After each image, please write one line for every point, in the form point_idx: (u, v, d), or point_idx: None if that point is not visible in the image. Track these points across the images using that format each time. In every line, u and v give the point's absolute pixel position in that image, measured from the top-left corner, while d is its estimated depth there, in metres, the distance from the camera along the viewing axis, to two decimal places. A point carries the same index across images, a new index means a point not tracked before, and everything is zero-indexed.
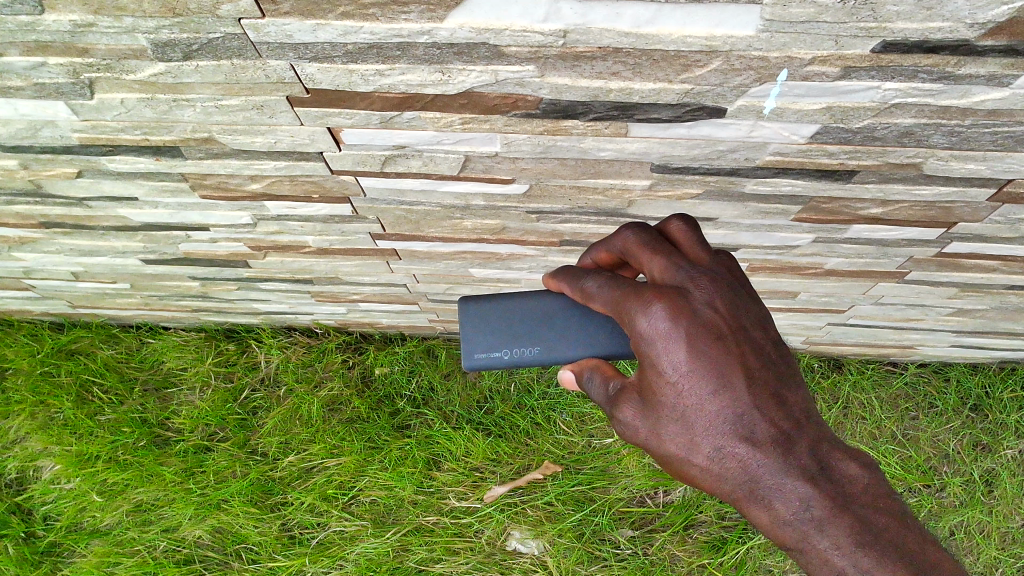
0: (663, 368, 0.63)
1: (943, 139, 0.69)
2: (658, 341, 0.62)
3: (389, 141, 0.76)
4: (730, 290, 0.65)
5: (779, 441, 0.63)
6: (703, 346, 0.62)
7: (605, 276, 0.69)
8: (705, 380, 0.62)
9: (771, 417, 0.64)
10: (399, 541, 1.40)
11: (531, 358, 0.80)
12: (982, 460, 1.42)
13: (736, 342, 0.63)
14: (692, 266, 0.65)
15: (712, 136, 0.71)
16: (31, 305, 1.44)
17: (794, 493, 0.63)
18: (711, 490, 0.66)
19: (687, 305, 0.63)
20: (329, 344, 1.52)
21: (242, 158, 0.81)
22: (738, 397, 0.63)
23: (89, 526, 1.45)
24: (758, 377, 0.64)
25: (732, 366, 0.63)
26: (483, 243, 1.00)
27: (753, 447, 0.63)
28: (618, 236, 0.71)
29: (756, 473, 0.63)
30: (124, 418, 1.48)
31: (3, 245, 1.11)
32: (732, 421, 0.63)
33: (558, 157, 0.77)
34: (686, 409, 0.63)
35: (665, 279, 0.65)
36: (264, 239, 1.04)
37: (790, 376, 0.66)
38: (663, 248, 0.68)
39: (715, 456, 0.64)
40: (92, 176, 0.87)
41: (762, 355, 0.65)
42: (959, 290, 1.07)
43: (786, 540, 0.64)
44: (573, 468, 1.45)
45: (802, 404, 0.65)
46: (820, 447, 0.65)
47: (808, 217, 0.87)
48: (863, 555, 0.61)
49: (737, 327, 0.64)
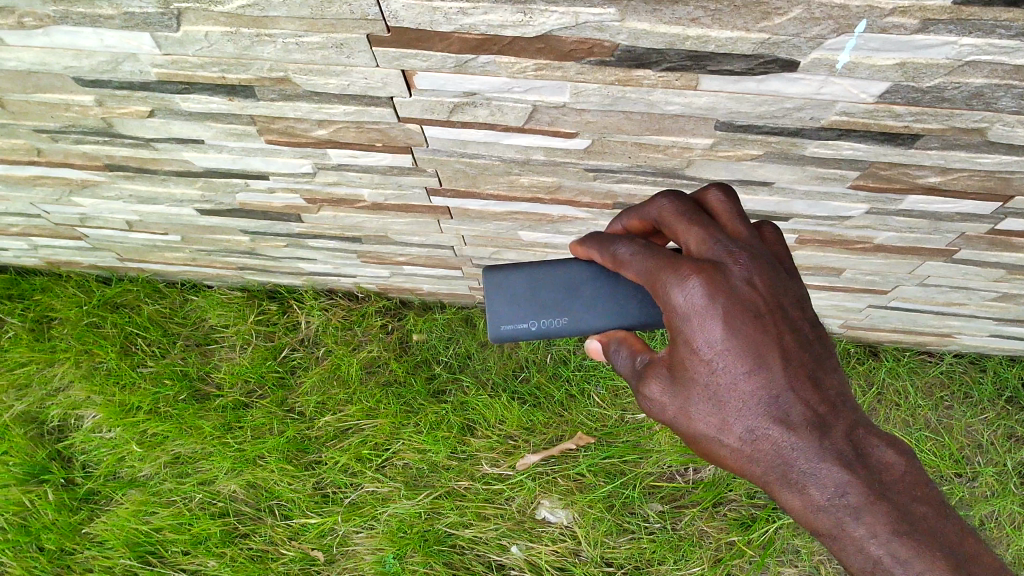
0: (698, 345, 0.63)
1: (1012, 103, 0.70)
2: (694, 318, 0.62)
3: (460, 87, 0.77)
4: (769, 268, 0.65)
5: (814, 424, 0.64)
6: (740, 324, 0.62)
7: (638, 244, 0.67)
8: (741, 359, 0.63)
9: (806, 400, 0.64)
10: (431, 504, 1.42)
11: (561, 329, 0.79)
12: (1015, 451, 1.42)
13: (773, 323, 0.64)
14: (731, 241, 0.64)
15: (781, 92, 0.72)
16: (81, 256, 1.48)
17: (829, 479, 0.63)
18: (740, 472, 0.66)
19: (725, 281, 0.62)
20: (370, 308, 1.55)
21: (313, 101, 0.83)
22: (773, 378, 0.63)
23: (127, 475, 1.47)
24: (794, 359, 0.64)
25: (768, 347, 0.63)
26: (536, 203, 1.02)
27: (788, 429, 0.63)
28: (653, 204, 0.69)
29: (790, 456, 0.64)
30: (166, 371, 1.51)
31: (64, 188, 1.13)
32: (766, 403, 0.63)
33: (624, 110, 0.78)
34: (720, 388, 0.63)
35: (702, 253, 0.64)
36: (320, 191, 1.06)
37: (824, 360, 0.66)
38: (700, 219, 0.66)
39: (747, 437, 0.64)
40: (163, 116, 0.89)
41: (798, 337, 0.65)
42: (1007, 273, 1.07)
43: (819, 526, 0.64)
44: (606, 441, 1.46)
45: (835, 388, 0.66)
46: (854, 433, 0.65)
47: (865, 184, 0.87)
48: (899, 543, 0.62)
49: (775, 307, 0.64)
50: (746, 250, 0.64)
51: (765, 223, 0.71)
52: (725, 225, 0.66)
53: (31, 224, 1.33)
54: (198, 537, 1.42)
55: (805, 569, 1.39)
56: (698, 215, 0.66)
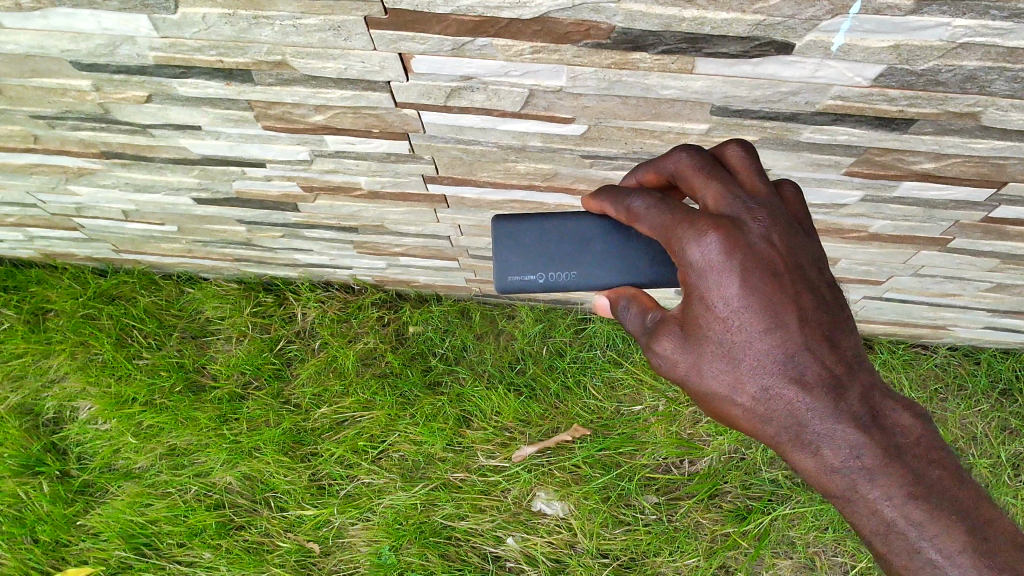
0: (713, 302, 0.63)
1: (1006, 86, 0.70)
2: (711, 274, 0.63)
3: (457, 70, 0.77)
4: (787, 226, 0.65)
5: (830, 385, 0.65)
6: (757, 281, 0.63)
7: (654, 198, 0.67)
8: (757, 317, 0.63)
9: (822, 360, 0.65)
10: (427, 495, 1.42)
11: (569, 282, 0.80)
12: (1010, 443, 1.42)
13: (790, 282, 0.64)
14: (749, 198, 0.64)
15: (776, 76, 0.72)
16: (76, 248, 1.48)
17: (844, 440, 0.65)
18: (753, 432, 0.68)
19: (744, 238, 0.63)
20: (366, 300, 1.55)
21: (310, 85, 0.83)
22: (789, 338, 0.64)
23: (123, 467, 1.47)
24: (812, 320, 0.65)
25: (785, 305, 0.64)
26: (533, 190, 1.02)
27: (803, 390, 0.65)
28: (671, 157, 0.68)
29: (804, 417, 0.65)
30: (162, 362, 1.51)
31: (61, 176, 1.13)
32: (782, 362, 0.64)
33: (620, 94, 0.78)
34: (735, 347, 0.64)
35: (721, 209, 0.64)
36: (317, 179, 1.06)
37: (841, 321, 0.67)
38: (719, 174, 0.66)
39: (761, 395, 0.65)
40: (161, 102, 0.89)
41: (815, 297, 0.65)
42: (1001, 262, 1.08)
43: (833, 487, 0.66)
44: (601, 433, 1.46)
45: (852, 350, 0.66)
46: (869, 394, 0.66)
47: (860, 170, 0.88)
48: (914, 506, 0.63)
49: (793, 266, 0.65)
50: (764, 207, 0.64)
51: (785, 182, 0.71)
52: (743, 181, 0.66)
53: (26, 215, 1.33)
54: (194, 529, 1.42)
55: (800, 561, 1.39)
56: (716, 171, 0.65)
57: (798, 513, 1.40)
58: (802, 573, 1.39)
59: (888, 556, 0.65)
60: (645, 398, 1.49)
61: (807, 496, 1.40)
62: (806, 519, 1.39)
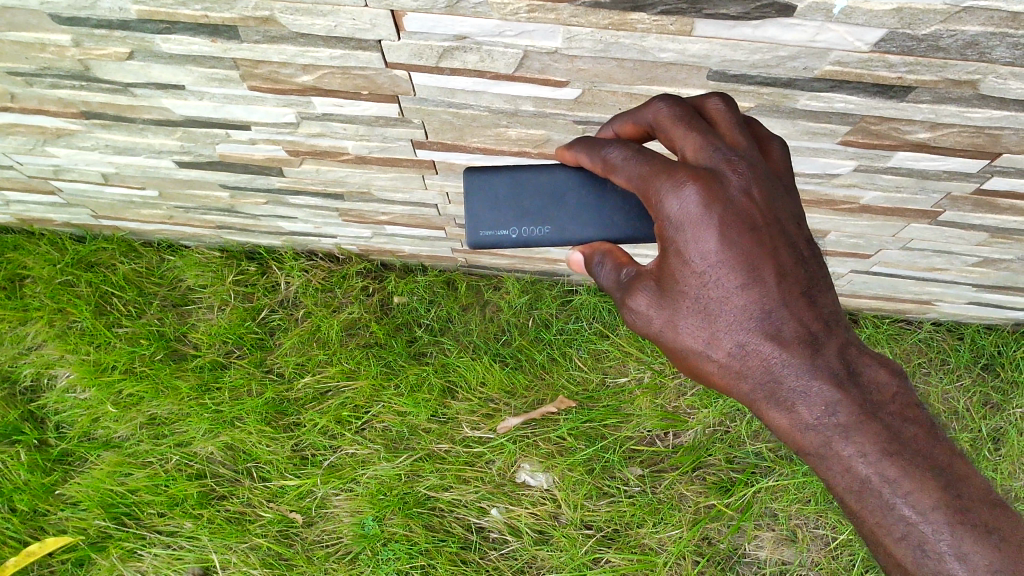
0: (690, 256, 0.63)
1: (1006, 53, 0.69)
2: (689, 227, 0.62)
3: (451, 29, 0.76)
4: (767, 181, 0.64)
5: (806, 342, 0.65)
6: (735, 236, 0.63)
7: (631, 148, 0.66)
8: (734, 272, 0.63)
9: (799, 317, 0.65)
10: (411, 467, 1.42)
11: (543, 238, 0.79)
12: (990, 418, 1.43)
13: (769, 237, 0.64)
14: (728, 149, 0.63)
15: (775, 39, 0.71)
16: (54, 213, 1.45)
17: (819, 397, 0.65)
18: (729, 390, 0.68)
19: (722, 190, 0.62)
20: (351, 269, 1.53)
21: (299, 44, 0.81)
22: (766, 294, 0.64)
23: (102, 436, 1.46)
24: (789, 276, 0.65)
25: (763, 261, 0.64)
26: (523, 157, 1.00)
27: (779, 346, 0.65)
28: (650, 107, 0.67)
29: (780, 373, 0.65)
30: (143, 331, 1.49)
31: (38, 137, 1.10)
32: (758, 319, 0.65)
33: (616, 57, 0.77)
34: (711, 303, 0.64)
35: (699, 160, 0.63)
36: (303, 143, 1.04)
37: (820, 278, 0.66)
38: (698, 124, 0.64)
39: (737, 351, 0.65)
40: (143, 59, 0.87)
41: (794, 253, 0.65)
42: (989, 235, 1.08)
43: (808, 444, 0.66)
44: (587, 405, 1.46)
45: (830, 306, 0.66)
46: (845, 351, 0.66)
47: (855, 140, 0.87)
48: (888, 463, 0.63)
49: (771, 221, 0.64)
50: (744, 159, 0.64)
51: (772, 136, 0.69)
52: (724, 134, 0.65)
53: (2, 177, 1.29)
54: (175, 499, 1.41)
55: (782, 533, 1.40)
56: (696, 122, 0.65)
57: (781, 486, 1.40)
58: (783, 545, 1.40)
59: (861, 512, 0.65)
60: (630, 370, 1.48)
61: (791, 468, 1.41)
62: (788, 491, 1.40)
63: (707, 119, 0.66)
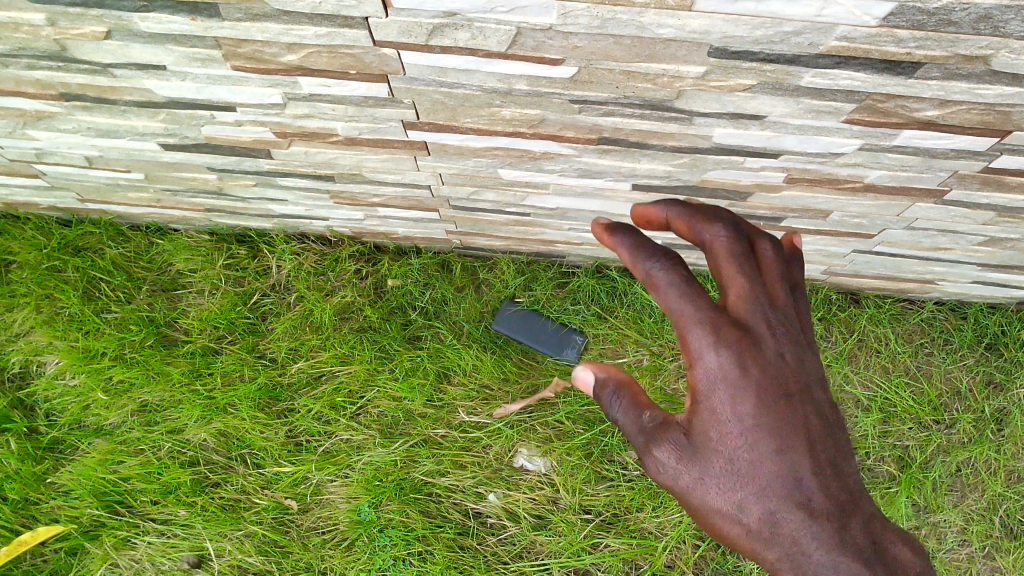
0: (725, 416, 0.66)
1: (1021, 27, 0.67)
2: (725, 382, 0.65)
3: (440, 6, 0.72)
4: (799, 349, 0.68)
5: (833, 515, 0.65)
6: (769, 399, 0.66)
7: (681, 274, 0.66)
8: (767, 436, 0.65)
9: (826, 488, 0.65)
10: (407, 452, 1.40)
11: None
12: (993, 398, 1.41)
13: (800, 404, 0.67)
14: (770, 307, 0.67)
15: (779, 14, 0.68)
16: (39, 197, 1.41)
17: (846, 570, 0.63)
18: (752, 557, 0.66)
19: (760, 349, 0.66)
20: (343, 252, 1.48)
21: (282, 22, 0.78)
22: (798, 458, 0.65)
23: (93, 424, 1.44)
24: (818, 446, 0.66)
25: (795, 432, 0.66)
26: (517, 137, 0.97)
27: (808, 516, 0.64)
28: (708, 228, 0.68)
29: (806, 545, 0.64)
30: (132, 316, 1.46)
31: (18, 120, 1.07)
32: (790, 485, 0.65)
33: (613, 33, 0.74)
34: (743, 467, 0.65)
35: (741, 309, 0.66)
36: (291, 124, 1.00)
37: (844, 455, 0.68)
38: (750, 268, 0.67)
39: (765, 517, 0.65)
40: (121, 39, 0.83)
41: (821, 424, 0.67)
42: (996, 215, 1.05)
43: None
44: (584, 387, 1.43)
45: (854, 484, 0.67)
46: (872, 529, 0.66)
47: (860, 118, 0.84)
48: None
49: (801, 389, 0.67)
50: (781, 325, 0.67)
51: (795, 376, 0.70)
52: (769, 285, 0.68)
53: None
54: (168, 487, 1.40)
55: None
56: (749, 266, 0.67)
57: None
58: None
59: None
60: (629, 352, 1.45)
61: None
62: None
63: (757, 260, 0.68)
